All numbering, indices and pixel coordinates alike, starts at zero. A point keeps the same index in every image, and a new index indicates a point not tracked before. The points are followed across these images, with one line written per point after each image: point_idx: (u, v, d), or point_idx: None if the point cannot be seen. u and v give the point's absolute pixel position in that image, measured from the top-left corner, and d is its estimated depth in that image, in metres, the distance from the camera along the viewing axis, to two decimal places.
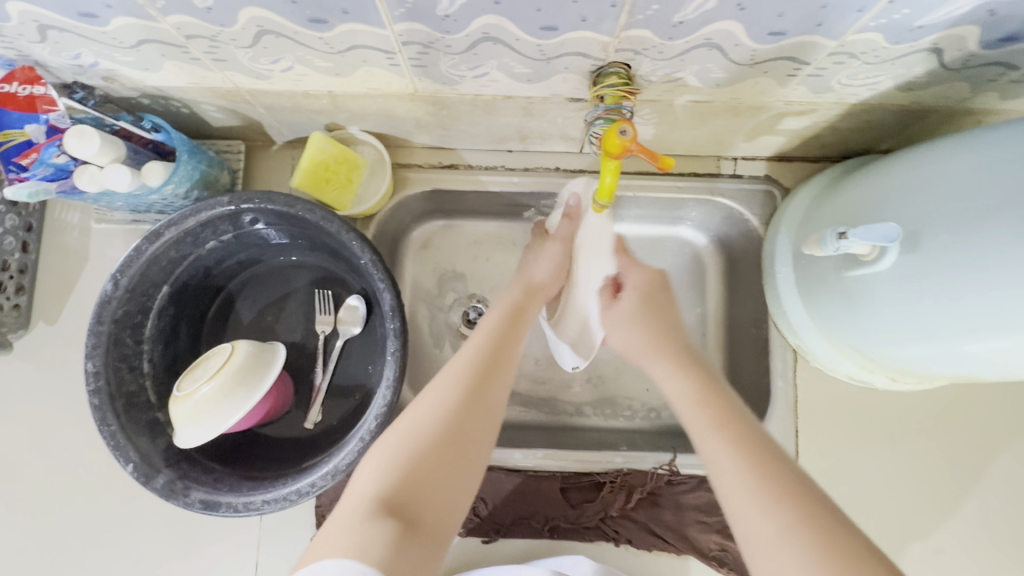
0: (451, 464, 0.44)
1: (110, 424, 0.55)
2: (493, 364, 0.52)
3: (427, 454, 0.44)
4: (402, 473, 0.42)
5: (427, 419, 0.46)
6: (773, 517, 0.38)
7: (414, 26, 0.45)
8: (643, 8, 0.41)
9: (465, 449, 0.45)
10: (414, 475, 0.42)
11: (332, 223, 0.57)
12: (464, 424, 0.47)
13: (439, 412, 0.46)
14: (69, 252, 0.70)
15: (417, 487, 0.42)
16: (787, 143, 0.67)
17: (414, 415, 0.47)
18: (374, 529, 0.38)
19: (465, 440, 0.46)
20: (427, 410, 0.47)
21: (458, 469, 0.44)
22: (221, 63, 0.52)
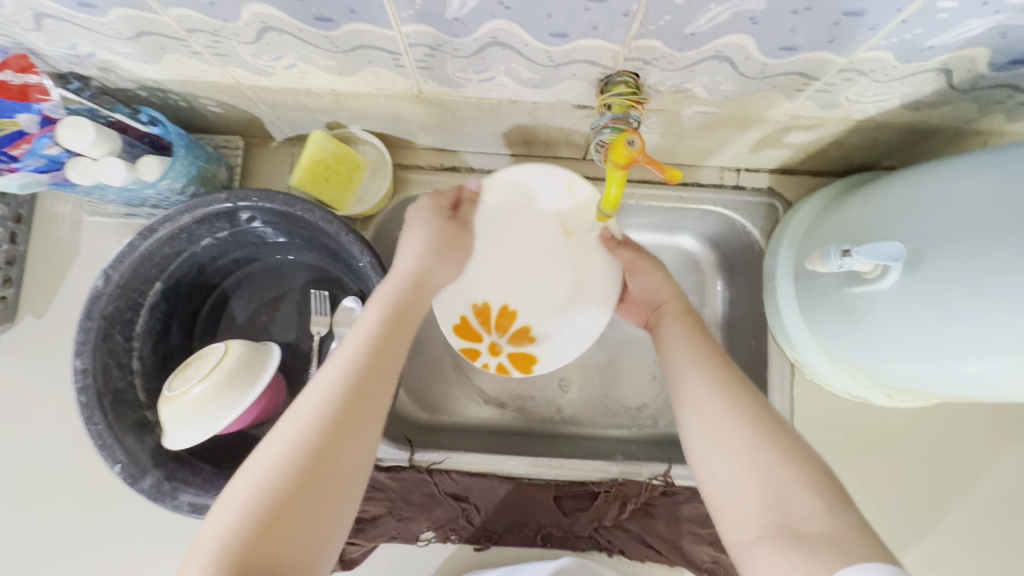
0: (321, 502, 0.38)
1: (98, 422, 0.53)
2: (369, 365, 0.43)
3: (279, 497, 0.37)
4: (257, 524, 0.36)
5: (280, 451, 0.39)
6: (751, 439, 0.43)
7: (422, 28, 0.44)
8: (656, 18, 0.41)
9: (332, 488, 0.38)
10: (273, 520, 0.36)
11: (332, 225, 0.56)
12: (331, 454, 0.39)
13: (297, 442, 0.39)
14: (59, 244, 0.68)
15: (281, 532, 0.36)
16: (791, 157, 0.67)
17: (273, 445, 0.39)
18: None
19: (330, 470, 0.39)
20: (287, 440, 0.39)
21: (328, 502, 0.38)
22: (222, 58, 0.51)
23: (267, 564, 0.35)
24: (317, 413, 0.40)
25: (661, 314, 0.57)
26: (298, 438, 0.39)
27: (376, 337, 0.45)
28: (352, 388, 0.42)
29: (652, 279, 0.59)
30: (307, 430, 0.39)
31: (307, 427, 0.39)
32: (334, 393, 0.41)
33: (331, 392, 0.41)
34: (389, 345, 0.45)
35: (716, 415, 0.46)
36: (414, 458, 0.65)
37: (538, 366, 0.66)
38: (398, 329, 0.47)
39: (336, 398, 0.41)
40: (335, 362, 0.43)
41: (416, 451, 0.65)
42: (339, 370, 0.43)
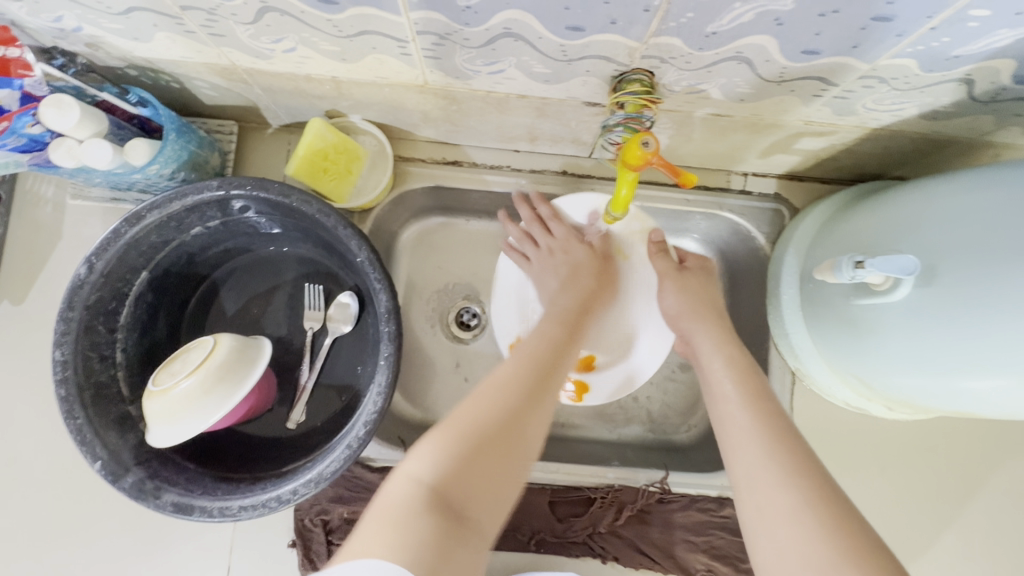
0: (505, 463, 0.43)
1: (78, 417, 0.51)
2: (544, 366, 0.51)
3: (468, 449, 0.42)
4: (454, 467, 0.41)
5: (477, 412, 0.44)
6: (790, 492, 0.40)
7: (432, 15, 0.42)
8: (677, 14, 0.39)
9: (513, 457, 0.43)
10: (465, 475, 0.41)
11: (329, 218, 0.54)
12: (519, 425, 0.45)
13: (489, 408, 0.45)
14: (41, 228, 0.65)
15: (466, 483, 0.40)
16: (801, 163, 0.66)
17: (461, 414, 0.44)
18: (423, 522, 0.37)
19: (517, 436, 0.44)
20: (479, 405, 0.45)
21: (510, 467, 0.43)
22: (218, 39, 0.48)
23: (459, 503, 0.39)
24: (506, 389, 0.47)
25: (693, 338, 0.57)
26: (499, 404, 0.45)
27: (550, 345, 0.53)
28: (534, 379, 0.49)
29: (674, 302, 0.61)
30: (501, 398, 0.46)
31: (499, 396, 0.46)
32: (525, 376, 0.49)
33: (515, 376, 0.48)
34: (563, 353, 0.53)
35: (755, 440, 0.44)
36: None
37: (589, 396, 0.65)
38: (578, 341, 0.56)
39: (522, 382, 0.48)
40: (512, 359, 0.51)
41: None
42: (526, 360, 0.50)
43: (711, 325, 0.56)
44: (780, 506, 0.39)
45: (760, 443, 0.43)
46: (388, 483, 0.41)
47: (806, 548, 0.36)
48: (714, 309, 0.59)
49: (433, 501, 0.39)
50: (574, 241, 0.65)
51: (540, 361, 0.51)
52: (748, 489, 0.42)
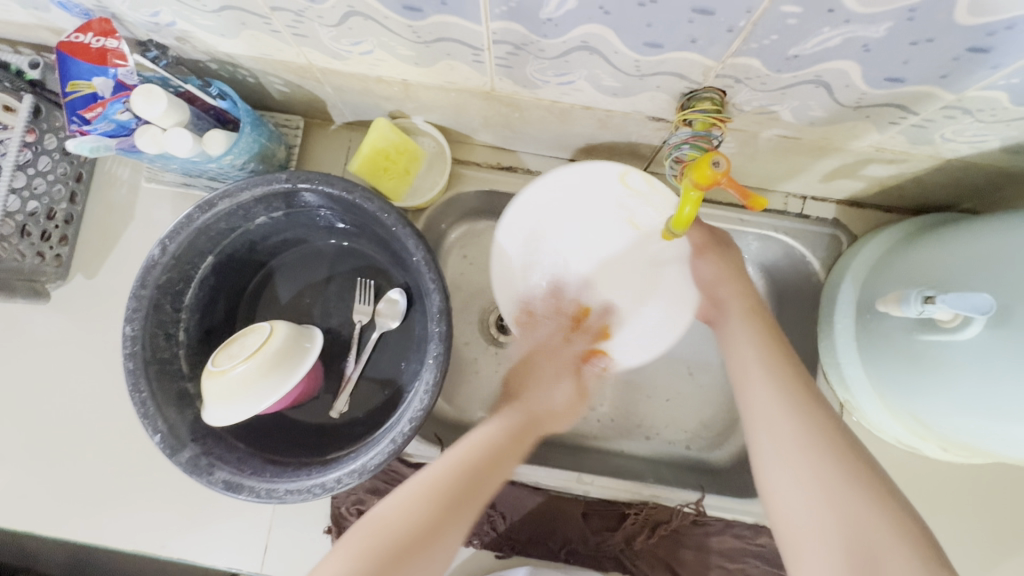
0: None
1: (142, 390, 0.54)
2: (487, 459, 0.48)
3: (384, 554, 0.41)
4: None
5: (397, 515, 0.43)
6: (833, 467, 0.40)
7: (512, 26, 0.42)
8: (761, 37, 0.39)
9: (426, 559, 0.42)
10: None
11: (389, 216, 0.55)
12: (438, 535, 0.43)
13: (412, 508, 0.43)
14: (115, 207, 0.69)
15: None
16: (864, 189, 0.64)
17: (382, 514, 0.43)
18: None
19: (436, 542, 0.43)
20: (404, 506, 0.44)
21: (418, 575, 0.41)
22: (300, 39, 0.50)
23: None
24: (436, 490, 0.45)
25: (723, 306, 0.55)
26: (423, 506, 0.44)
27: (505, 433, 0.52)
28: (471, 474, 0.46)
29: (706, 269, 0.57)
30: (417, 504, 0.44)
31: (418, 501, 0.44)
32: (452, 478, 0.46)
33: (452, 471, 0.46)
34: (513, 446, 0.51)
35: (774, 389, 0.45)
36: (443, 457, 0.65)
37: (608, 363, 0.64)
38: (523, 437, 0.53)
39: (458, 479, 0.46)
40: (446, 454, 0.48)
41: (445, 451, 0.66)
42: (454, 457, 0.48)
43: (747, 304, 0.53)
44: (801, 445, 0.42)
45: (788, 413, 0.44)
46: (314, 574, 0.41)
47: (824, 482, 0.40)
48: (748, 278, 0.56)
49: None
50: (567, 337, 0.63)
51: (463, 459, 0.47)
52: (766, 430, 0.44)
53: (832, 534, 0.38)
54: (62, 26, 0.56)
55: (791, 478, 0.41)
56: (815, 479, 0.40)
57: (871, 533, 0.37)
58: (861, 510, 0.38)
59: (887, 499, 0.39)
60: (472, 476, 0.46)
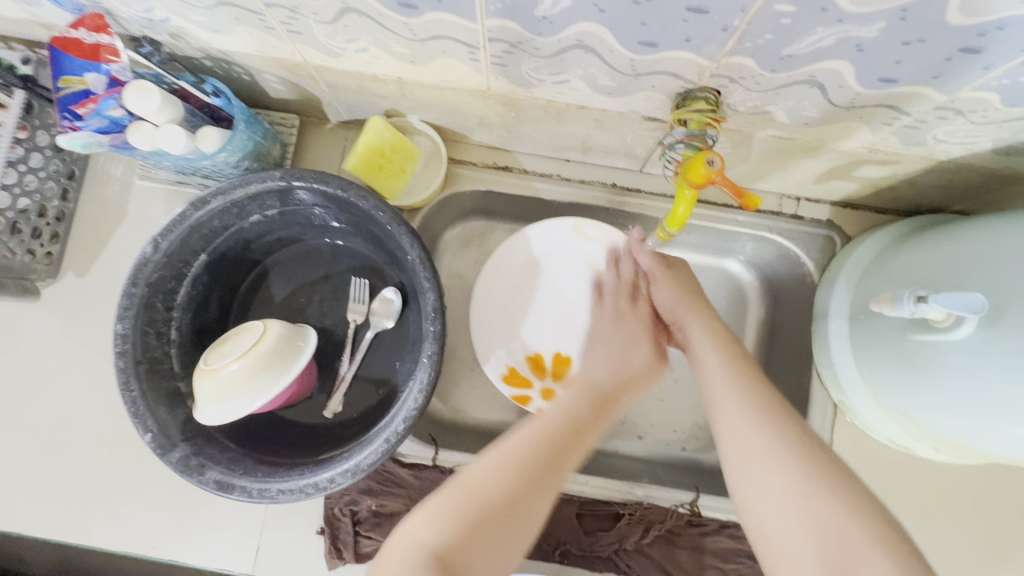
0: (505, 542, 0.42)
1: (133, 389, 0.53)
2: (568, 431, 0.48)
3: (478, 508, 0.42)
4: (457, 529, 0.41)
5: (486, 476, 0.44)
6: (799, 476, 0.41)
7: (507, 24, 0.42)
8: (755, 36, 0.39)
9: (519, 519, 0.43)
10: (464, 538, 0.41)
11: (384, 214, 0.55)
12: (528, 501, 0.44)
13: (505, 473, 0.44)
14: (107, 204, 0.69)
15: (469, 551, 0.41)
16: (858, 191, 0.64)
17: (473, 474, 0.44)
18: None
19: (529, 503, 0.43)
20: (488, 468, 0.45)
21: (512, 530, 0.42)
22: (296, 36, 0.50)
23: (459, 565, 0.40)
24: (519, 458, 0.45)
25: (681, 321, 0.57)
26: (500, 474, 0.44)
27: (586, 406, 0.51)
28: (560, 443, 0.47)
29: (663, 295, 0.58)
30: (503, 466, 0.45)
31: (498, 465, 0.45)
32: (533, 451, 0.46)
33: (538, 440, 0.47)
34: (592, 420, 0.51)
35: (739, 398, 0.47)
36: (439, 458, 0.65)
37: None
38: (603, 409, 0.52)
39: (548, 445, 0.47)
40: (527, 424, 0.49)
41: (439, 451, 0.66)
42: (531, 428, 0.48)
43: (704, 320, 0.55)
44: (767, 455, 0.43)
45: (754, 421, 0.45)
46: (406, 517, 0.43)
47: (796, 492, 0.41)
48: (704, 298, 0.57)
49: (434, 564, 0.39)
50: (630, 304, 0.60)
51: (544, 430, 0.48)
52: (734, 442, 0.45)
53: (808, 540, 0.39)
54: (54, 22, 0.56)
55: (764, 488, 0.42)
56: (785, 489, 0.41)
57: (845, 542, 0.38)
58: (823, 511, 0.39)
59: (858, 502, 0.40)
60: (557, 449, 0.47)
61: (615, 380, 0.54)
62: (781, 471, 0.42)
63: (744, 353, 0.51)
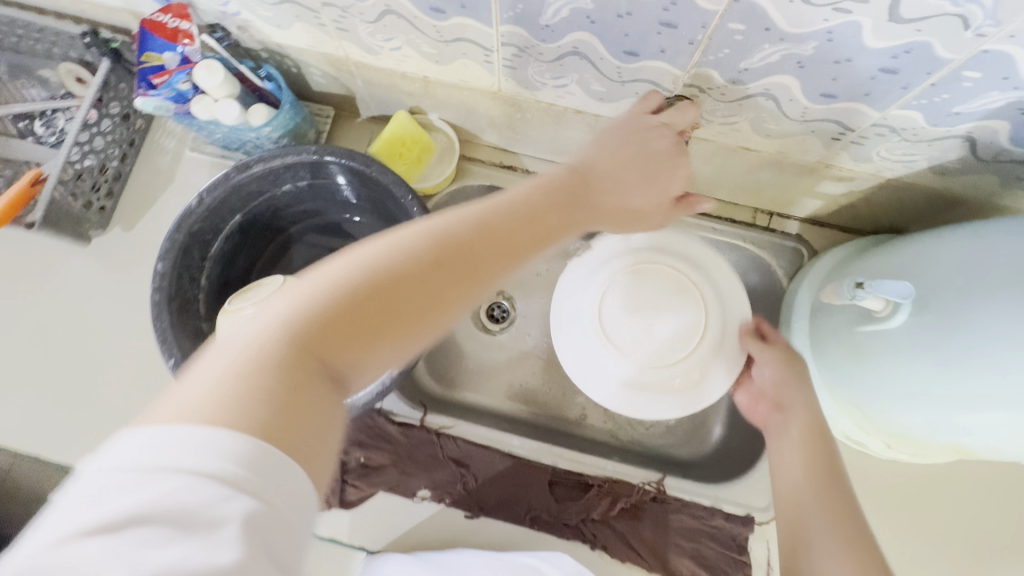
0: (378, 339, 0.35)
1: (163, 320, 0.60)
2: (499, 225, 0.41)
3: (355, 287, 0.34)
4: (325, 308, 0.34)
5: (381, 258, 0.36)
6: None
7: (517, 30, 0.52)
8: (716, 50, 0.48)
9: (400, 315, 0.35)
10: (338, 324, 0.33)
11: (401, 189, 0.63)
12: (422, 288, 0.36)
13: (399, 253, 0.37)
14: (160, 172, 0.78)
15: (342, 335, 0.33)
16: (822, 208, 0.72)
17: (364, 257, 0.36)
18: (268, 377, 0.30)
19: (422, 297, 0.36)
20: (384, 254, 0.36)
21: (389, 325, 0.35)
22: (343, 33, 0.60)
23: (321, 350, 0.33)
24: (424, 244, 0.37)
25: (777, 424, 0.56)
26: (399, 254, 0.36)
27: (536, 199, 0.44)
28: (487, 234, 0.40)
29: (773, 374, 0.58)
30: (409, 254, 0.37)
31: (408, 251, 0.37)
32: (443, 239, 0.38)
33: (453, 232, 0.39)
34: (542, 214, 0.43)
35: (823, 512, 0.46)
36: (425, 419, 0.71)
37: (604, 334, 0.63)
38: (556, 200, 0.45)
39: (459, 240, 0.38)
40: (456, 212, 0.40)
41: (426, 413, 0.71)
42: (467, 215, 0.40)
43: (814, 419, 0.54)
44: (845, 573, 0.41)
45: (833, 534, 0.44)
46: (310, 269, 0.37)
47: None
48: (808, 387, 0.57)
49: (290, 350, 0.32)
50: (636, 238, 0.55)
51: (490, 222, 0.40)
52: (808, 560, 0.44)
53: None
54: (143, 12, 0.67)
55: None
56: None
57: None
58: None
59: None
60: (475, 242, 0.39)
61: (602, 168, 0.50)
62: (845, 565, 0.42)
63: (835, 463, 0.51)
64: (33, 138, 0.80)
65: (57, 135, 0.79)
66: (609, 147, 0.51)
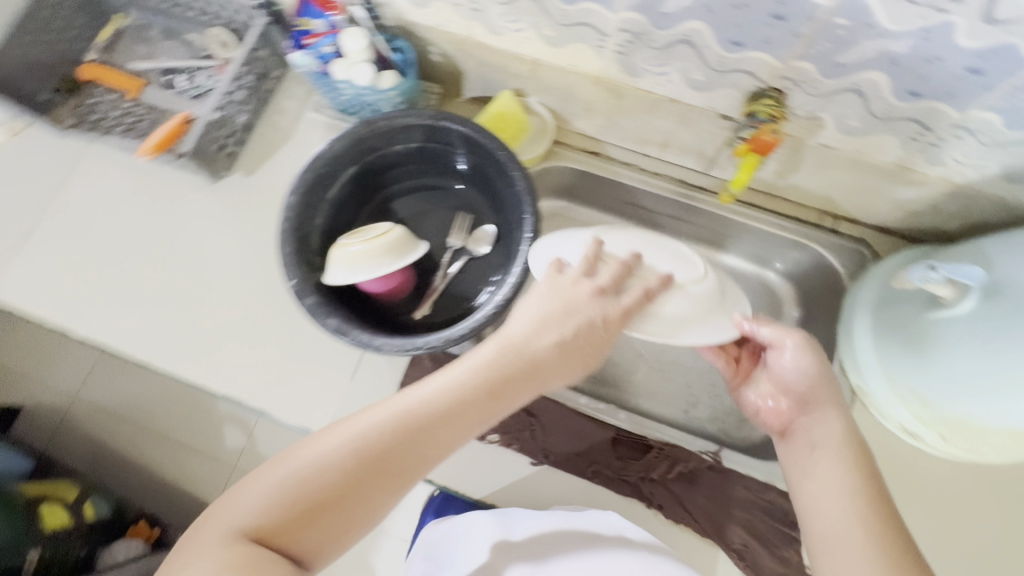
0: (331, 528, 0.44)
1: (288, 246, 0.68)
2: (413, 448, 0.47)
3: (302, 492, 0.44)
4: (279, 512, 0.43)
5: (324, 452, 0.46)
6: None
7: (637, 17, 0.59)
8: (817, 43, 0.54)
9: (349, 499, 0.45)
10: (295, 523, 0.43)
11: (505, 153, 0.71)
12: (358, 484, 0.45)
13: (345, 449, 0.46)
14: (280, 128, 0.87)
15: (295, 535, 0.43)
16: (889, 214, 0.77)
17: (310, 454, 0.46)
18: (234, 556, 0.41)
19: (356, 505, 0.45)
20: (330, 448, 0.46)
21: (334, 521, 0.44)
22: (474, 13, 0.69)
23: (279, 543, 0.43)
24: (355, 449, 0.46)
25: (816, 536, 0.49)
26: (340, 457, 0.45)
27: (467, 398, 0.50)
28: (413, 430, 0.47)
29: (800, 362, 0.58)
30: (339, 462, 0.45)
31: (341, 458, 0.45)
32: (373, 439, 0.46)
33: (375, 436, 0.46)
34: (465, 418, 0.49)
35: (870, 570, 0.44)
36: None
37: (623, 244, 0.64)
38: (481, 401, 0.50)
39: (380, 446, 0.46)
40: (390, 404, 0.49)
41: None
42: (396, 413, 0.48)
43: (843, 431, 0.54)
44: None
45: None
46: (259, 472, 0.46)
47: None
48: (833, 387, 0.57)
49: (249, 547, 0.42)
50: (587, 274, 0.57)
51: (411, 423, 0.48)
52: None
53: None
54: None
55: None
56: None
57: None
58: None
59: None
60: (400, 444, 0.47)
61: (527, 335, 0.53)
62: (874, 556, 0.45)
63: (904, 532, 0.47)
64: (173, 89, 0.90)
65: (195, 89, 0.89)
66: (537, 305, 0.55)
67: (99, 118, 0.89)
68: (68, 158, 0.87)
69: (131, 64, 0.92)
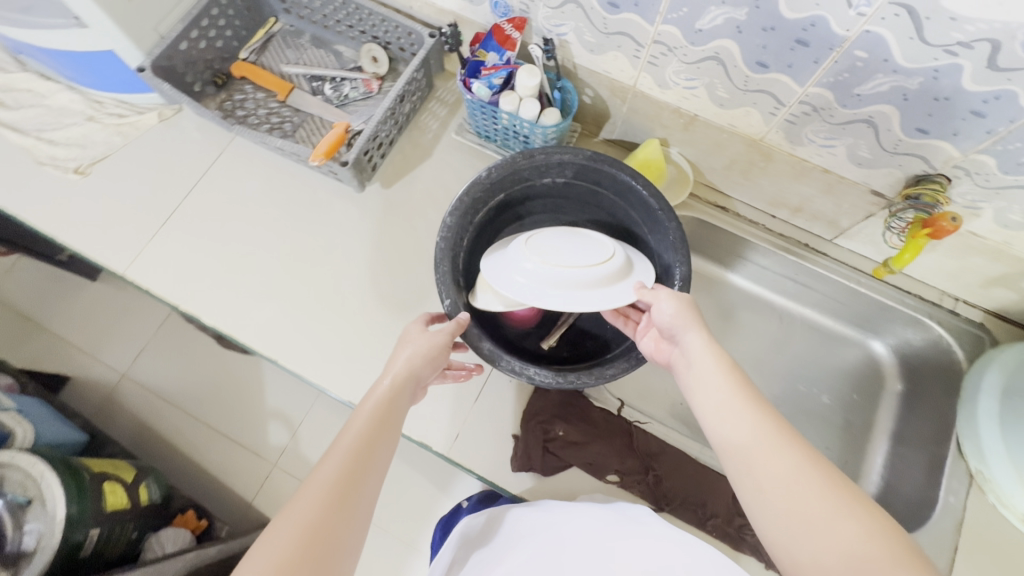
0: (330, 559, 0.45)
1: (445, 267, 0.70)
2: (359, 467, 0.51)
3: (284, 558, 0.43)
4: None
5: (299, 515, 0.46)
6: (842, 521, 0.41)
7: (825, 93, 0.62)
8: (1009, 142, 0.57)
9: (331, 535, 0.46)
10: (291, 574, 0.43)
11: (660, 201, 0.73)
12: (333, 525, 0.47)
13: (308, 511, 0.46)
14: (421, 146, 0.91)
15: None
16: (1015, 303, 0.79)
17: (282, 525, 0.45)
18: None
19: (344, 530, 0.47)
20: (296, 509, 0.47)
21: (332, 551, 0.45)
22: (650, 66, 0.72)
23: None
24: (322, 499, 0.47)
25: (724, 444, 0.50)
26: (311, 511, 0.47)
27: (366, 425, 0.55)
28: (354, 463, 0.51)
29: (670, 308, 0.60)
30: (307, 513, 0.46)
31: (311, 509, 0.47)
32: (328, 487, 0.49)
33: (331, 481, 0.49)
34: (378, 436, 0.55)
35: (767, 451, 0.47)
36: (623, 410, 0.80)
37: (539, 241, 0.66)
38: (387, 425, 0.56)
39: (335, 486, 0.49)
40: (324, 461, 0.51)
41: (624, 407, 0.81)
42: (335, 457, 0.51)
43: (707, 345, 0.56)
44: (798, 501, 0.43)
45: (786, 457, 0.46)
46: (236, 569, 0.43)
47: (839, 534, 0.41)
48: (699, 312, 0.60)
49: None
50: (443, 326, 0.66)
51: (349, 458, 0.51)
52: (768, 504, 0.45)
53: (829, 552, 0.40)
54: (469, 18, 0.81)
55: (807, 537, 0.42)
56: (813, 519, 0.42)
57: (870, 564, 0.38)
58: (846, 532, 0.41)
59: (858, 506, 0.42)
60: (353, 474, 0.50)
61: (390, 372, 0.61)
62: (803, 486, 0.44)
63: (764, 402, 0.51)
64: (320, 96, 0.93)
65: (341, 99, 0.93)
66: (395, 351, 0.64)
67: (245, 114, 0.92)
68: (214, 149, 0.90)
69: (282, 67, 0.95)
